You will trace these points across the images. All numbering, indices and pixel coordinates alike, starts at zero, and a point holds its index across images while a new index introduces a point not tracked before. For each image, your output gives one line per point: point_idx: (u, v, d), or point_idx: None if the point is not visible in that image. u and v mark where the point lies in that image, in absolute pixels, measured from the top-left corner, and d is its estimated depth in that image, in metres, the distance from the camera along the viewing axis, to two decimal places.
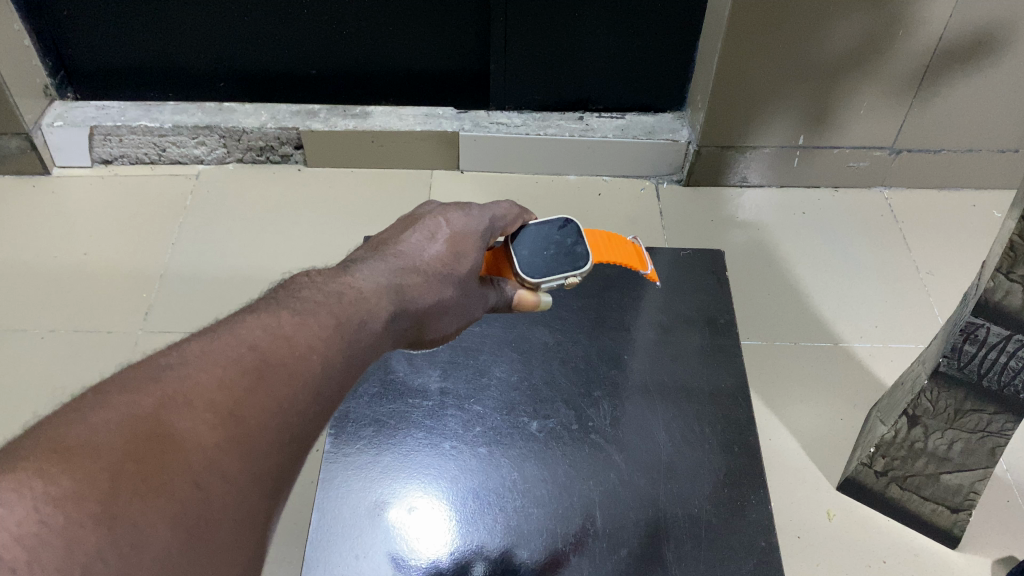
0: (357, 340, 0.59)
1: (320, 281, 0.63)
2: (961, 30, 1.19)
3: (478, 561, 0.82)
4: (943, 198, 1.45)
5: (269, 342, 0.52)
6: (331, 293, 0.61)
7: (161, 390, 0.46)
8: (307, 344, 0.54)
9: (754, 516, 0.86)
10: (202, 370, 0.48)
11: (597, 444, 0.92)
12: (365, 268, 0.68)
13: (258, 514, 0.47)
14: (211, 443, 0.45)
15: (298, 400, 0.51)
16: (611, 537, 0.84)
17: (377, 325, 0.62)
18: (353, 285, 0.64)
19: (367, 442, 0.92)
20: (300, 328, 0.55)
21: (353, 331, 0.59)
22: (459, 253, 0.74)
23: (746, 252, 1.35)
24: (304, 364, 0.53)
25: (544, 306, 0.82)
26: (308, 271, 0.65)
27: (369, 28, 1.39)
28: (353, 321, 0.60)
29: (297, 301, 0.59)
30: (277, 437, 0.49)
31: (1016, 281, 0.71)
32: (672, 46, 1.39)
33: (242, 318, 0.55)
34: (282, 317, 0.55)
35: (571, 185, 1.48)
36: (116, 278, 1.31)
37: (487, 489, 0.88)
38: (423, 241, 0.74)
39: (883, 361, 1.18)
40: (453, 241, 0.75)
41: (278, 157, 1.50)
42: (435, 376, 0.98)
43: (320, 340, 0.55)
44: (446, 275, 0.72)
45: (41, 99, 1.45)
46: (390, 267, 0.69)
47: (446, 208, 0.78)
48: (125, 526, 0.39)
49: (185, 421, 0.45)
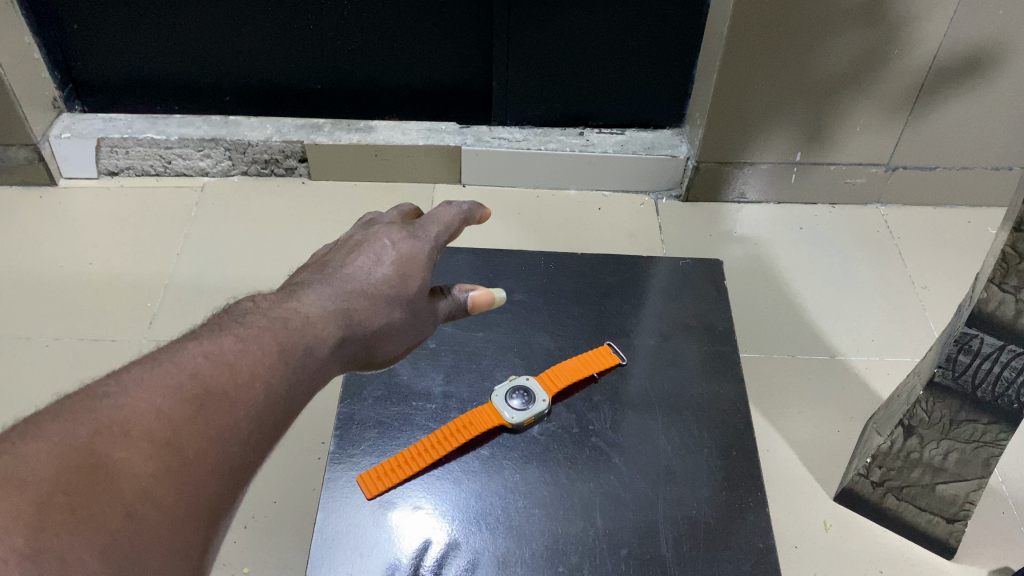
0: (299, 369, 0.54)
1: (267, 307, 0.57)
2: (954, 49, 1.23)
3: (454, 560, 0.71)
4: (939, 215, 1.48)
5: (210, 370, 0.49)
6: (276, 317, 0.56)
7: (93, 419, 0.43)
8: (250, 371, 0.51)
9: (753, 518, 0.75)
10: (139, 398, 0.45)
11: (597, 448, 0.81)
12: (311, 292, 0.62)
13: (195, 544, 0.44)
14: (147, 473, 0.42)
15: (237, 428, 0.48)
16: (608, 538, 0.73)
17: (322, 352, 0.57)
18: (298, 311, 0.58)
19: (371, 444, 0.80)
20: (243, 355, 0.51)
21: (297, 358, 0.54)
22: (409, 275, 0.67)
23: (744, 266, 1.37)
24: (246, 392, 0.49)
25: (500, 301, 0.75)
26: (252, 296, 0.59)
27: (373, 43, 1.42)
28: (298, 346, 0.55)
29: (239, 326, 0.54)
30: (216, 465, 0.46)
31: (1009, 292, 0.73)
32: (671, 63, 1.42)
33: (182, 345, 0.50)
34: (224, 342, 0.51)
35: (571, 199, 1.51)
36: (120, 287, 1.32)
37: (490, 491, 0.76)
38: (369, 265, 0.66)
39: (879, 374, 1.20)
40: (403, 263, 0.67)
41: (283, 170, 1.53)
42: (438, 380, 0.87)
43: (264, 367, 0.51)
44: (395, 297, 0.65)
45: (49, 112, 1.48)
46: (338, 291, 0.63)
47: (390, 230, 0.70)
48: (51, 559, 0.36)
49: (122, 451, 0.42)
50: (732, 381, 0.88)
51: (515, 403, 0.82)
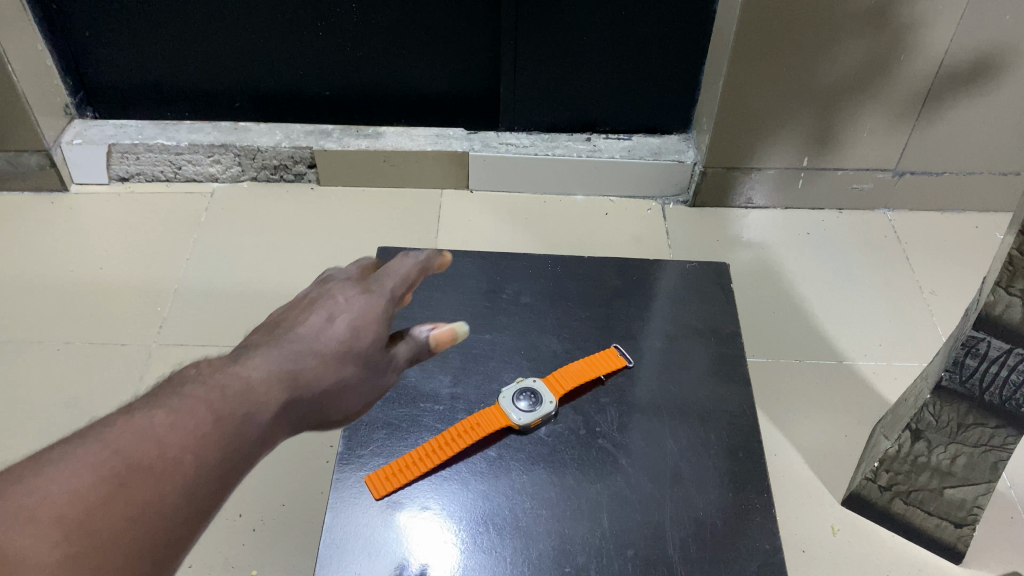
0: (240, 438, 0.50)
1: (210, 370, 0.53)
2: (961, 55, 1.23)
3: (461, 561, 0.71)
4: (946, 219, 1.47)
5: (135, 445, 0.45)
6: (217, 382, 0.52)
7: (2, 509, 0.40)
8: (182, 444, 0.46)
9: (760, 520, 0.75)
10: (51, 481, 0.41)
11: (604, 450, 0.81)
12: (260, 353, 0.58)
13: None
14: (51, 564, 0.39)
15: (166, 504, 0.44)
16: (614, 539, 0.73)
17: (268, 417, 0.53)
18: (242, 374, 0.54)
19: (379, 445, 0.81)
20: (176, 425, 0.47)
21: (238, 426, 0.50)
22: (363, 329, 0.63)
23: (751, 272, 1.37)
24: (175, 467, 0.45)
25: (462, 336, 0.70)
26: (196, 359, 0.55)
27: (381, 50, 1.43)
28: (239, 413, 0.51)
29: (175, 394, 0.50)
30: (137, 551, 0.42)
31: (1016, 295, 0.73)
32: (677, 69, 1.43)
33: (110, 419, 0.47)
34: (156, 414, 0.47)
35: (578, 204, 1.51)
36: (130, 292, 1.33)
37: (497, 492, 0.77)
38: (321, 322, 0.62)
39: (887, 378, 1.20)
40: (358, 318, 0.64)
41: (292, 176, 1.54)
42: (445, 382, 0.87)
43: (199, 438, 0.47)
44: (348, 352, 0.61)
45: (61, 118, 1.49)
46: (289, 350, 0.59)
47: (344, 285, 0.67)
48: None
49: (21, 542, 0.39)
50: (738, 384, 0.88)
51: (522, 404, 0.83)
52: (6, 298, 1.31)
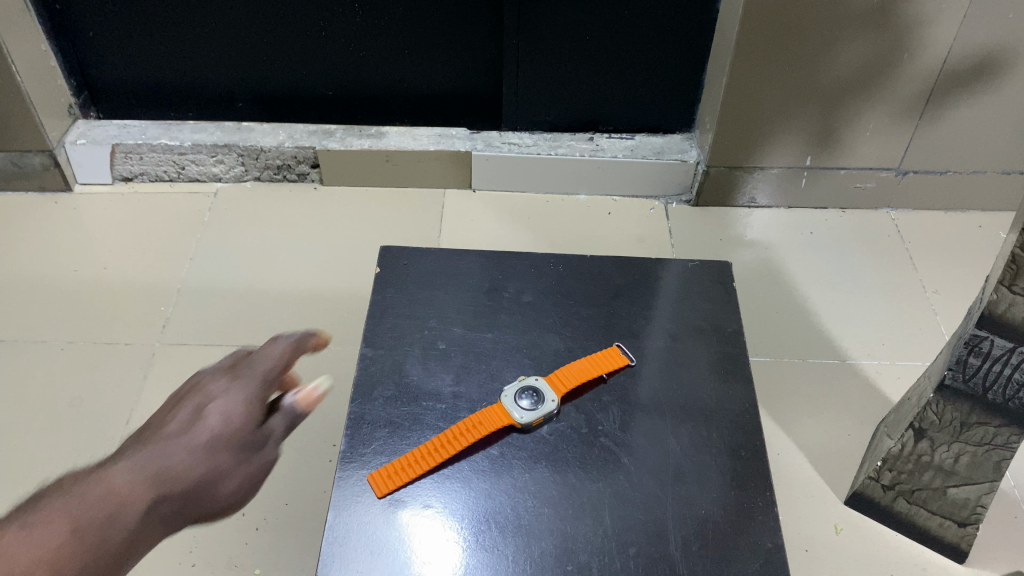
0: (95, 547, 0.52)
1: (69, 484, 0.56)
2: (963, 54, 1.23)
3: (464, 559, 0.71)
4: (950, 218, 1.47)
5: None
6: (74, 493, 0.54)
7: None
8: (32, 560, 0.49)
9: (763, 519, 0.75)
10: None
11: (607, 449, 0.81)
12: (124, 461, 0.60)
13: None
14: None
15: None
16: (616, 538, 0.73)
17: (126, 522, 0.54)
18: (103, 483, 0.56)
19: (381, 444, 0.81)
20: (24, 544, 0.50)
21: (93, 535, 0.52)
22: (230, 417, 0.65)
23: (754, 271, 1.37)
24: None
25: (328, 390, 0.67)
26: (60, 476, 0.57)
27: (383, 50, 1.44)
28: (94, 523, 0.53)
29: (32, 514, 0.52)
30: None
31: (1019, 294, 0.73)
32: (680, 68, 1.42)
33: None
34: (8, 534, 0.50)
35: (581, 203, 1.51)
36: (133, 292, 1.34)
37: (499, 490, 0.77)
38: (186, 419, 0.64)
39: (890, 378, 1.19)
40: (224, 410, 0.65)
41: (295, 176, 1.54)
42: (448, 380, 0.87)
43: (48, 553, 0.50)
44: (216, 442, 0.63)
45: (65, 119, 1.50)
46: (154, 452, 0.61)
47: (214, 379, 0.69)
48: None
49: None
50: (741, 383, 0.88)
51: (524, 403, 0.83)
52: (10, 297, 1.32)
